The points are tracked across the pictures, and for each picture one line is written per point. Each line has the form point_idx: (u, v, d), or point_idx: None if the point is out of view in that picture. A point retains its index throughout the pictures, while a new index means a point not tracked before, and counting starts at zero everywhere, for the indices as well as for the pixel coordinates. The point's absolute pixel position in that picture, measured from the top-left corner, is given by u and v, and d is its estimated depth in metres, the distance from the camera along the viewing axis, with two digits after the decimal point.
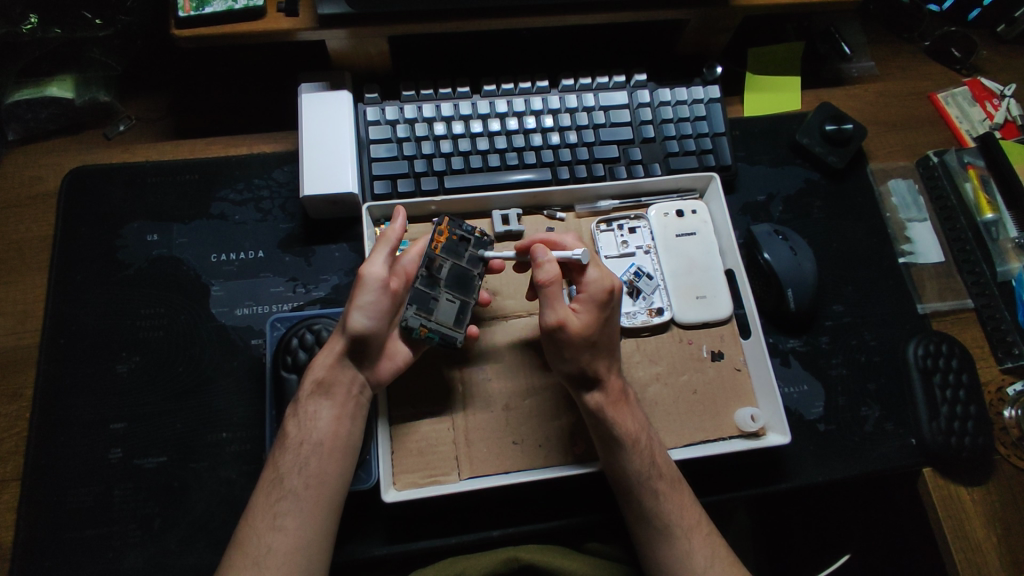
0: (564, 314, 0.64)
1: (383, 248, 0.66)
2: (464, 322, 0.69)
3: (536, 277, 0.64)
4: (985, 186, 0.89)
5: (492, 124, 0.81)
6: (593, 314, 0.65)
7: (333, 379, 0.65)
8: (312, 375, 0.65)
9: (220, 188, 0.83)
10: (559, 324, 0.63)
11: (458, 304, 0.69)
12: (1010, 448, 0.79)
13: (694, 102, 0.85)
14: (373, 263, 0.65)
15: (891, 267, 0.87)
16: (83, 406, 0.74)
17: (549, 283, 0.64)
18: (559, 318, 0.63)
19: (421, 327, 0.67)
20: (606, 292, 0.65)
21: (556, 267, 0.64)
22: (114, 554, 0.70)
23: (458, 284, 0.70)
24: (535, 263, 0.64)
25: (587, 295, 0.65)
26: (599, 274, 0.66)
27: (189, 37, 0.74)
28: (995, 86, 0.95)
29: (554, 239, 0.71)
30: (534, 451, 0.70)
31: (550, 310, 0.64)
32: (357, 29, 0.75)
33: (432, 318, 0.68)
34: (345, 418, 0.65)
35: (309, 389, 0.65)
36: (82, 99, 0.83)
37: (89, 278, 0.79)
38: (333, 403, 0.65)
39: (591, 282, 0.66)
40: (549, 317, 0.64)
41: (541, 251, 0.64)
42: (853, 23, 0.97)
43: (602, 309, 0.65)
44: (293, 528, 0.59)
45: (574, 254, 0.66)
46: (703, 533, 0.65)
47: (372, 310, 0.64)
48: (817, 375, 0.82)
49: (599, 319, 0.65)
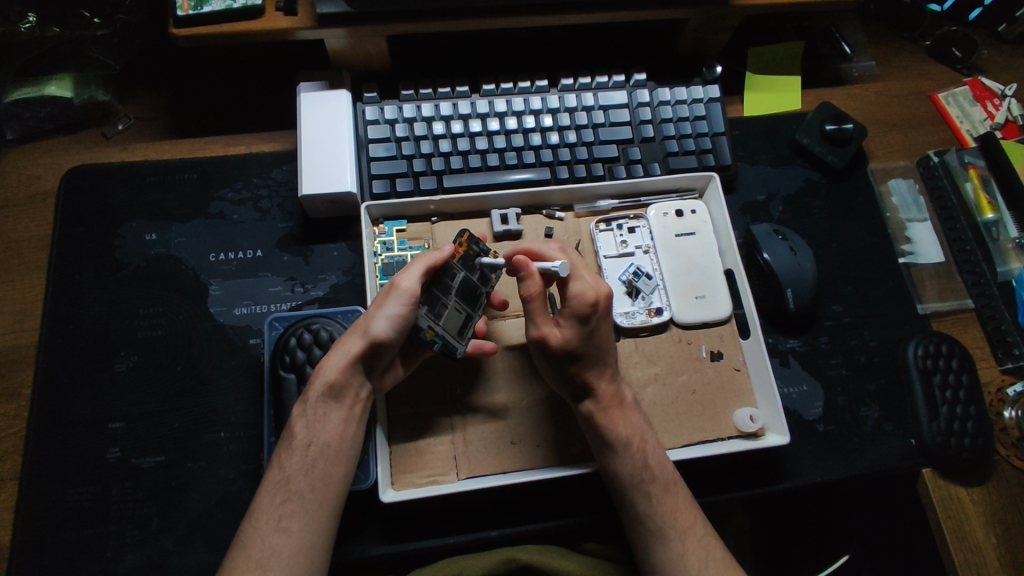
0: (546, 329, 0.65)
1: (423, 263, 0.66)
2: (466, 335, 0.68)
3: (519, 290, 0.65)
4: (986, 187, 0.89)
5: (491, 123, 0.81)
6: (575, 329, 0.64)
7: (345, 383, 0.63)
8: (325, 377, 0.63)
9: (219, 187, 0.83)
10: (540, 337, 0.64)
11: (464, 316, 0.68)
12: (1010, 449, 0.78)
13: (693, 101, 0.85)
14: (410, 276, 0.65)
15: (892, 268, 0.87)
16: (81, 406, 0.74)
17: (531, 296, 0.65)
18: (541, 332, 0.64)
19: (428, 329, 0.66)
20: (589, 305, 0.63)
21: (538, 281, 0.65)
22: (112, 553, 0.70)
23: (466, 298, 0.69)
24: (519, 275, 0.65)
25: (570, 309, 0.64)
26: (583, 287, 0.64)
27: (187, 35, 0.74)
28: (996, 86, 0.95)
29: (537, 250, 0.69)
30: (532, 451, 0.70)
31: (533, 323, 0.65)
32: (356, 29, 0.74)
33: (441, 322, 0.66)
34: (352, 421, 0.64)
35: (320, 390, 0.63)
36: (80, 98, 0.83)
37: (87, 277, 0.79)
38: (342, 406, 0.64)
39: (575, 296, 0.64)
40: (532, 330, 0.65)
41: (524, 264, 0.65)
42: (853, 23, 0.97)
43: (585, 322, 0.64)
44: (296, 530, 0.59)
45: (554, 266, 0.64)
46: (698, 534, 0.64)
47: (400, 323, 0.63)
48: (817, 376, 0.81)
49: (584, 331, 0.64)
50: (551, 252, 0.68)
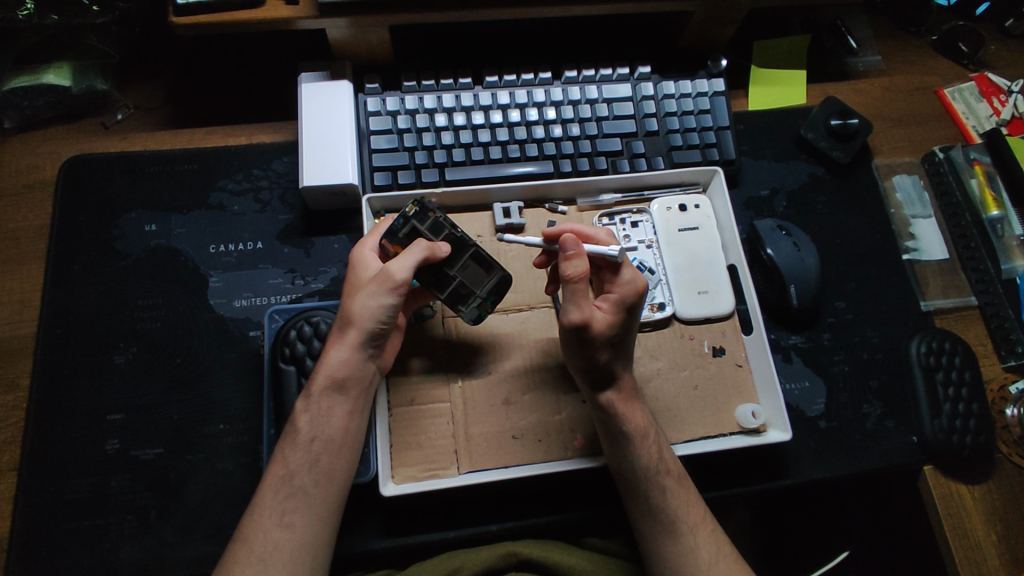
0: (590, 313, 0.61)
1: (415, 251, 0.64)
2: (490, 263, 0.68)
3: (563, 270, 0.61)
4: (991, 183, 0.88)
5: (495, 115, 0.80)
6: (617, 316, 0.63)
7: (349, 377, 0.63)
8: (328, 371, 0.63)
9: (219, 177, 0.82)
10: (583, 322, 0.61)
11: (472, 261, 0.68)
12: (1012, 447, 0.78)
13: (698, 95, 0.84)
14: (404, 266, 0.63)
15: (896, 264, 0.87)
16: (79, 397, 0.74)
17: (578, 279, 0.61)
18: (586, 317, 0.61)
19: (481, 306, 0.68)
20: (638, 295, 0.64)
21: (586, 263, 0.61)
22: (111, 545, 0.69)
23: (456, 256, 0.68)
24: (565, 255, 0.61)
25: (617, 296, 0.64)
26: (631, 276, 0.65)
27: (188, 24, 0.72)
28: (1003, 81, 0.94)
29: (587, 233, 0.69)
30: (534, 446, 0.70)
31: (576, 306, 0.61)
32: (358, 18, 0.74)
33: (474, 292, 0.68)
34: (357, 413, 0.64)
35: (324, 383, 0.63)
36: (79, 87, 0.81)
37: (86, 268, 0.79)
38: (347, 398, 0.63)
39: (624, 284, 0.64)
40: (574, 313, 0.61)
41: (573, 244, 0.61)
42: (860, 16, 0.96)
43: (629, 312, 0.64)
44: (300, 526, 0.59)
45: (611, 252, 0.64)
46: (708, 530, 0.64)
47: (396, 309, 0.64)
48: (819, 373, 0.81)
49: (626, 321, 0.64)
50: (600, 237, 0.68)
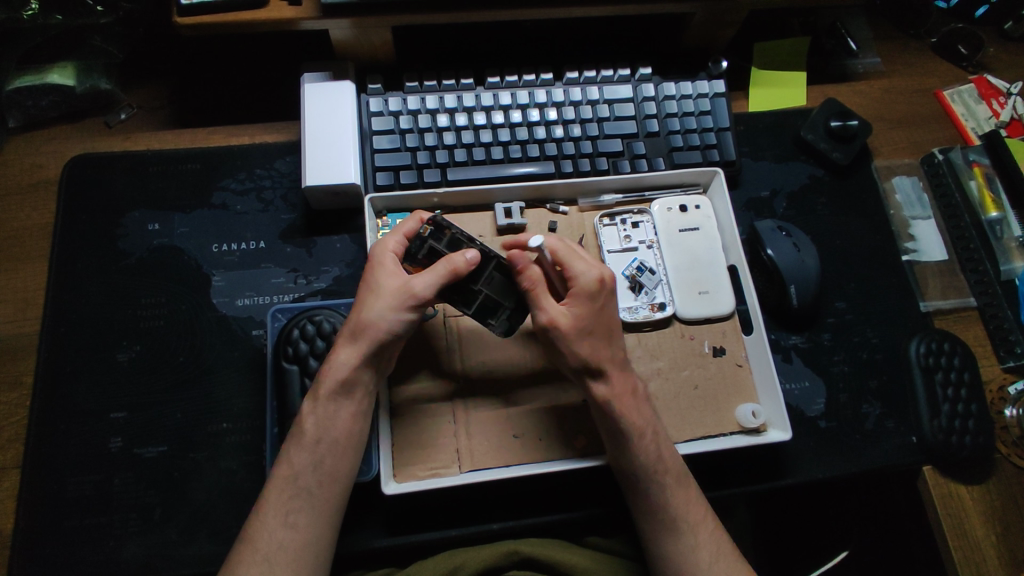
0: (555, 313, 0.64)
1: (442, 267, 0.63)
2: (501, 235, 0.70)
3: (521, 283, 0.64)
4: (991, 184, 0.88)
5: (496, 116, 0.81)
6: (584, 306, 0.65)
7: (357, 382, 0.62)
8: (336, 374, 0.62)
9: (222, 177, 0.83)
10: (551, 323, 0.64)
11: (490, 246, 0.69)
12: (1011, 447, 0.78)
13: (698, 96, 0.84)
14: (429, 280, 0.62)
15: (896, 265, 0.87)
16: (83, 396, 0.74)
17: (534, 284, 0.64)
18: (550, 317, 0.64)
19: None
20: (595, 284, 0.65)
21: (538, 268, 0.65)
22: (114, 543, 0.70)
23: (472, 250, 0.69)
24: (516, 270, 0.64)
25: (577, 288, 0.65)
26: (585, 267, 0.66)
27: (191, 24, 0.73)
28: (1002, 84, 0.94)
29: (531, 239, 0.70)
30: (535, 445, 0.70)
31: (540, 310, 0.64)
32: (361, 19, 0.74)
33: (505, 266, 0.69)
34: (362, 415, 0.64)
35: (332, 386, 0.62)
36: (83, 86, 0.82)
37: (90, 267, 0.79)
38: (353, 402, 0.63)
39: (579, 277, 0.66)
40: (540, 317, 0.64)
41: (519, 257, 0.64)
42: (859, 19, 0.97)
43: (594, 301, 0.65)
44: (303, 525, 0.60)
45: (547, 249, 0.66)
46: (709, 528, 0.65)
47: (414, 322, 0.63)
48: (819, 373, 0.81)
49: (594, 310, 0.65)
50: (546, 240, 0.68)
